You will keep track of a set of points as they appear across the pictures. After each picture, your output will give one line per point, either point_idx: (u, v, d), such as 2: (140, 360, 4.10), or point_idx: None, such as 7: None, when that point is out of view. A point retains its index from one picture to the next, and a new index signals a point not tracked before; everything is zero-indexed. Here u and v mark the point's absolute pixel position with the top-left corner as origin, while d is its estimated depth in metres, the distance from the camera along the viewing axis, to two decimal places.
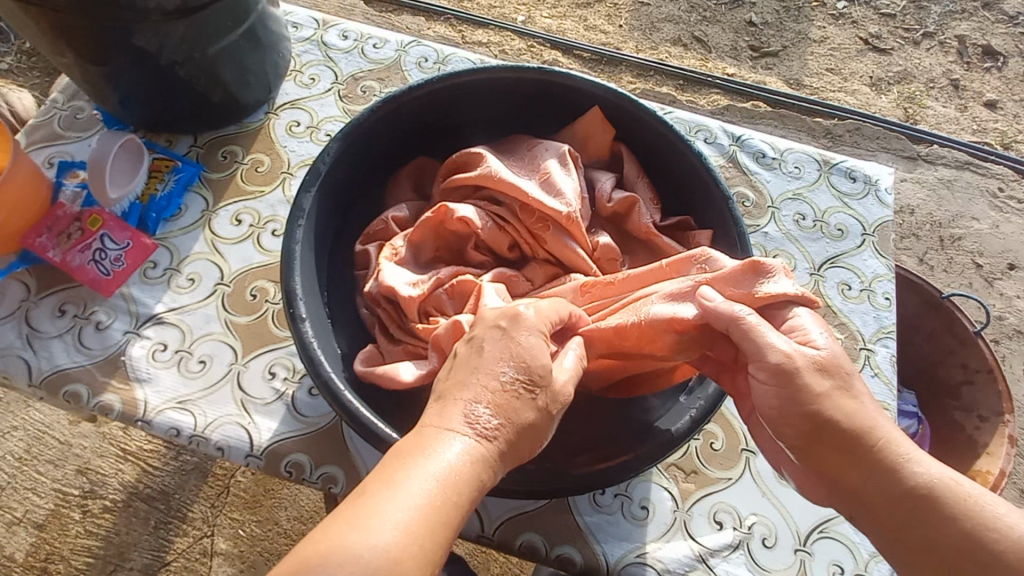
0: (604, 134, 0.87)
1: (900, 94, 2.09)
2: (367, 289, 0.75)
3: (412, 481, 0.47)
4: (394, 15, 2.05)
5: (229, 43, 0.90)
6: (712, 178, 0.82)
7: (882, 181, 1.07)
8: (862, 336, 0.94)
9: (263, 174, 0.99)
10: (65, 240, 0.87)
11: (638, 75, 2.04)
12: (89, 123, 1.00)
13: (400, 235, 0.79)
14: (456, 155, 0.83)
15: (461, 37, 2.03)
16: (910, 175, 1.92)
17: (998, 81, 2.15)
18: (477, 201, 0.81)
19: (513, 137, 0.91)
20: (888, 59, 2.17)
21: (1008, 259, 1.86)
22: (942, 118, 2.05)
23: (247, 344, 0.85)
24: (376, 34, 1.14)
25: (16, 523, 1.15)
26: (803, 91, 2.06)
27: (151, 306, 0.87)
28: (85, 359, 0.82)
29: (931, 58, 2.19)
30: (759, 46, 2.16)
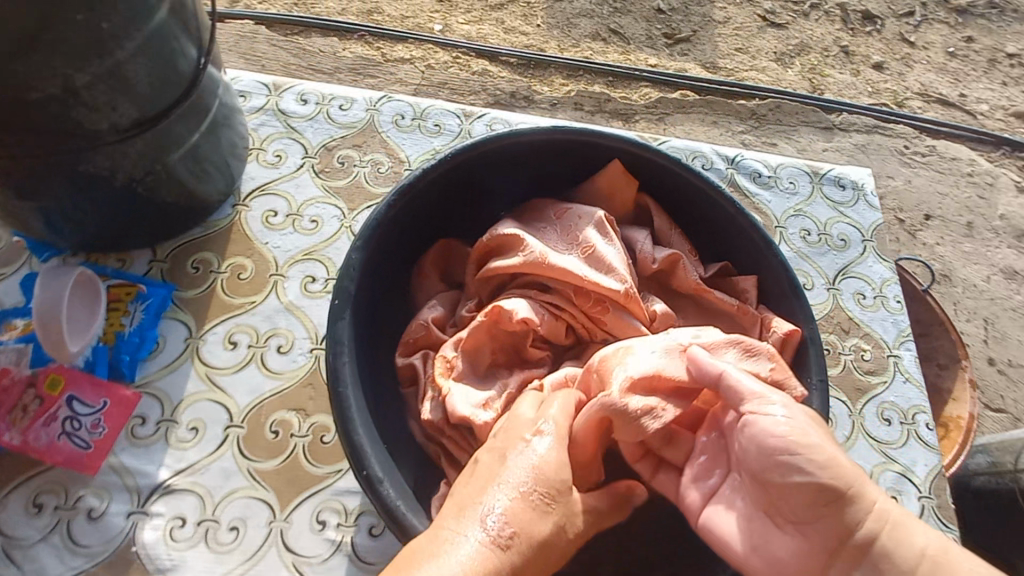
0: (628, 189, 0.84)
1: (803, 66, 2.08)
2: (427, 417, 0.67)
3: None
4: (302, 36, 1.76)
5: (193, 146, 0.79)
6: (751, 222, 0.81)
7: (867, 184, 1.11)
8: (887, 343, 0.98)
9: (249, 282, 0.85)
10: (21, 416, 0.70)
11: (568, 75, 1.90)
12: (11, 254, 0.81)
13: (448, 342, 0.71)
14: (488, 239, 0.76)
15: (382, 56, 1.77)
16: (830, 144, 1.88)
17: (880, 43, 2.17)
18: (524, 290, 0.74)
19: (534, 203, 0.85)
20: (785, 33, 2.17)
21: (924, 210, 1.80)
22: (842, 84, 2.04)
23: (284, 494, 0.73)
24: (339, 93, 1.02)
25: None
26: (721, 74, 2.00)
27: (154, 474, 0.72)
28: (84, 561, 0.67)
29: (820, 28, 2.21)
30: (672, 33, 2.08)
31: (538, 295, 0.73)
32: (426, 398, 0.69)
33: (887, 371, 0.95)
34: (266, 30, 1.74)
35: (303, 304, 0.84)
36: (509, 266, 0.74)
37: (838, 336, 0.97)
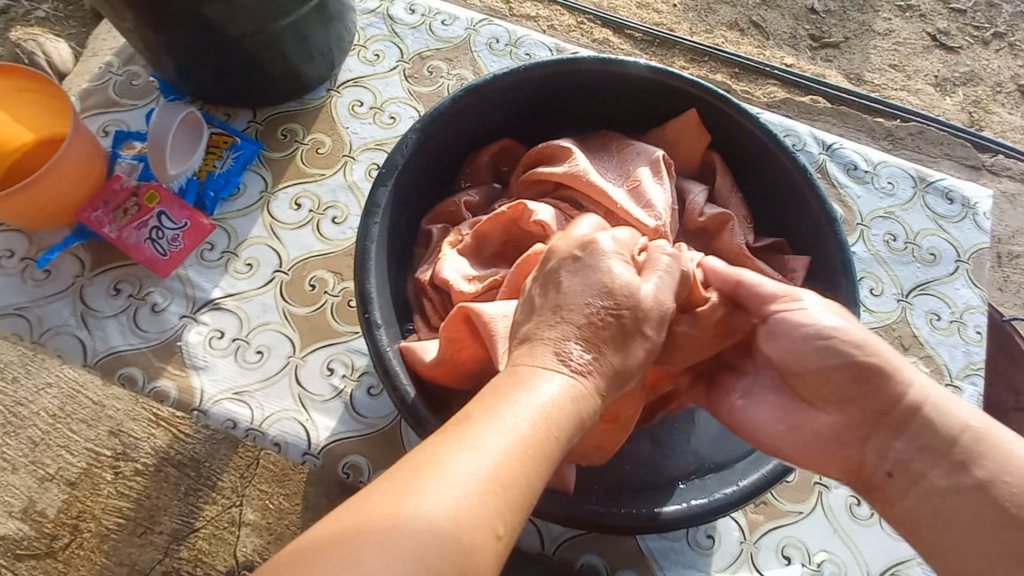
0: (698, 141, 0.82)
1: (966, 97, 1.87)
2: (420, 276, 0.75)
3: (481, 447, 0.38)
4: None
5: (300, 17, 0.86)
6: (820, 199, 0.75)
7: (981, 205, 0.99)
8: (950, 372, 0.87)
9: (324, 157, 0.94)
10: (121, 216, 0.84)
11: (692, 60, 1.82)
12: (144, 90, 0.96)
13: (467, 223, 0.77)
14: (542, 147, 0.79)
15: (509, 10, 1.80)
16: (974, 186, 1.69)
17: None
18: (557, 202, 0.77)
19: (603, 133, 0.85)
20: (955, 58, 1.93)
21: None
22: (1007, 126, 1.83)
23: (306, 337, 0.82)
24: (444, 10, 1.07)
25: (49, 479, 1.18)
26: (865, 88, 1.84)
27: (209, 291, 0.84)
28: (141, 342, 0.80)
29: (1000, 60, 1.95)
30: (820, 36, 1.92)
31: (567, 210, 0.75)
32: (430, 263, 0.76)
33: None
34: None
35: (363, 186, 0.92)
36: (553, 174, 0.76)
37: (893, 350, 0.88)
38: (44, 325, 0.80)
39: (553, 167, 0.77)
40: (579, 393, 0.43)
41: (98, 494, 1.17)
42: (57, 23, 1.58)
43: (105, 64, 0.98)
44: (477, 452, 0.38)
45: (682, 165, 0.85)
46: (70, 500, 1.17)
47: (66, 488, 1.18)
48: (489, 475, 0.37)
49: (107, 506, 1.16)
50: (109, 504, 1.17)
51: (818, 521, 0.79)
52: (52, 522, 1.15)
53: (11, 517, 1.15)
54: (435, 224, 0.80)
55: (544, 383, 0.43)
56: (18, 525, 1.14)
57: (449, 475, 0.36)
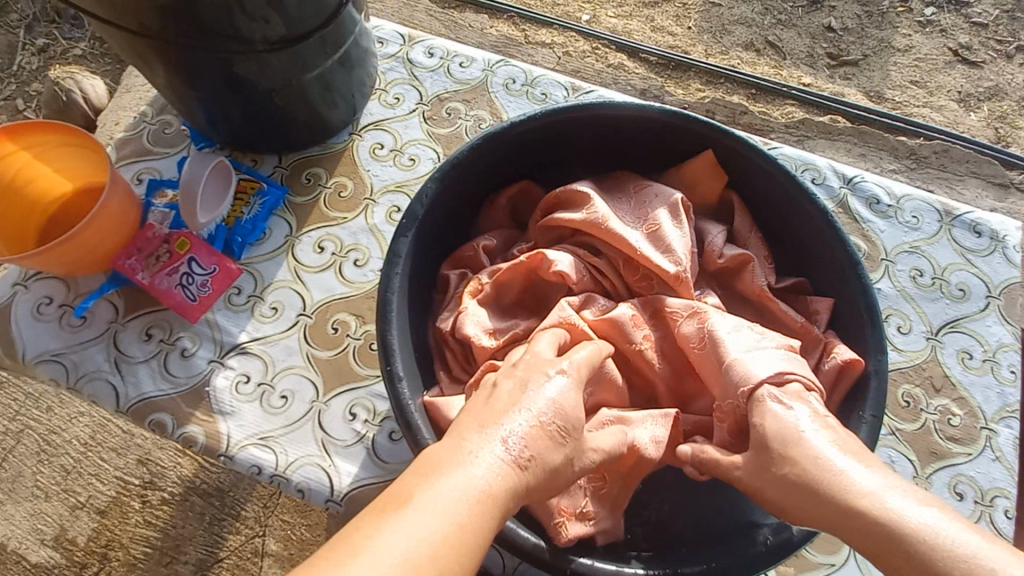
0: (713, 182, 0.82)
1: (991, 112, 1.83)
2: (441, 326, 0.76)
3: (406, 527, 0.44)
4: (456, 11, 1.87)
5: (325, 69, 0.89)
6: (842, 242, 0.73)
7: (1011, 237, 0.96)
8: (984, 414, 0.85)
9: (346, 200, 0.96)
10: (154, 263, 0.87)
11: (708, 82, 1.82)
12: (176, 138, 1.00)
13: (485, 270, 0.77)
14: (559, 191, 0.79)
15: (525, 37, 1.83)
16: (1002, 205, 1.64)
17: None
18: (577, 247, 0.77)
19: (619, 174, 0.86)
20: (978, 73, 1.90)
21: None
22: None
23: (329, 381, 0.84)
24: (462, 51, 1.10)
25: (79, 507, 1.20)
26: (885, 106, 1.82)
27: (235, 335, 0.86)
28: (170, 387, 0.82)
29: None
30: (838, 55, 1.91)
31: (586, 258, 0.77)
32: (450, 311, 0.77)
33: (974, 444, 0.83)
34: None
35: (384, 228, 0.94)
36: (572, 221, 0.77)
37: (923, 392, 0.86)
38: (80, 370, 0.83)
39: (572, 214, 0.77)
40: (508, 477, 0.51)
41: (126, 523, 1.19)
42: (94, 62, 1.66)
43: (139, 113, 1.03)
44: (403, 530, 0.44)
45: (698, 205, 0.85)
46: (99, 529, 1.19)
47: (95, 517, 1.20)
48: (410, 556, 0.43)
49: (134, 535, 1.18)
50: (136, 532, 1.19)
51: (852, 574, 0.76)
52: (82, 550, 1.18)
53: (44, 544, 1.18)
54: (454, 270, 0.81)
55: (472, 464, 0.50)
56: (49, 553, 1.17)
57: (370, 560, 0.42)
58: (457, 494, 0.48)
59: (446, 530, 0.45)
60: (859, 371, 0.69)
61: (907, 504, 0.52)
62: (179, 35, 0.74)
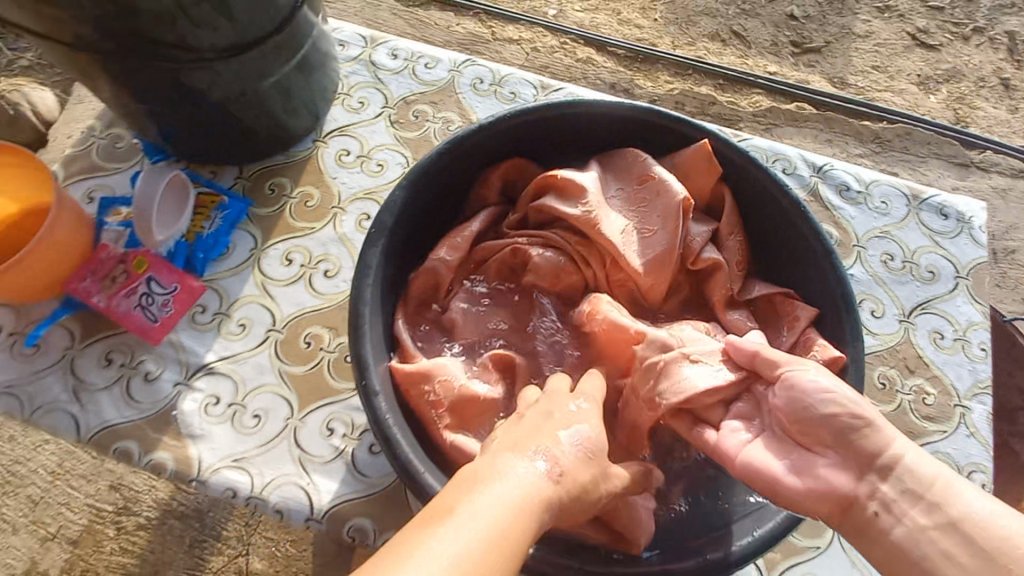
0: (706, 177, 0.79)
1: (950, 94, 1.87)
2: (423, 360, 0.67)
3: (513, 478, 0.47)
4: (421, 9, 1.82)
5: (282, 75, 0.86)
6: (817, 233, 0.74)
7: (977, 218, 0.98)
8: (957, 391, 0.87)
9: (313, 209, 0.93)
10: (110, 284, 0.82)
11: (676, 73, 1.82)
12: (129, 153, 0.95)
13: (473, 260, 0.77)
14: (559, 178, 0.74)
15: (491, 34, 1.80)
16: (962, 183, 1.69)
17: None
18: (563, 236, 0.74)
19: (626, 151, 0.79)
20: (936, 55, 1.94)
21: None
22: (993, 121, 1.84)
23: (304, 397, 0.81)
24: (426, 51, 1.07)
25: (49, 539, 1.21)
26: (848, 92, 1.84)
27: (202, 356, 0.82)
28: (135, 413, 0.78)
29: (981, 55, 1.96)
30: (801, 42, 1.93)
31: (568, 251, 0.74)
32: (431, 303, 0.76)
33: (949, 422, 0.86)
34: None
35: (355, 238, 0.91)
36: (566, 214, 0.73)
37: (898, 373, 0.88)
38: (36, 402, 0.78)
39: (567, 208, 0.73)
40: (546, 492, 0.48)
41: (100, 551, 1.20)
42: (42, 73, 1.59)
43: (87, 127, 0.97)
44: (503, 485, 0.46)
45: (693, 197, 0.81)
46: (72, 559, 1.20)
47: (67, 547, 1.21)
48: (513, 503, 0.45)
49: (109, 563, 1.19)
50: (111, 560, 1.19)
51: (835, 556, 0.79)
52: None
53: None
54: (442, 254, 0.75)
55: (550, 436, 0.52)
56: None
57: (477, 507, 0.44)
58: (571, 457, 0.51)
59: (542, 490, 0.47)
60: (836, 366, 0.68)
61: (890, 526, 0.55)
62: (120, 44, 0.69)
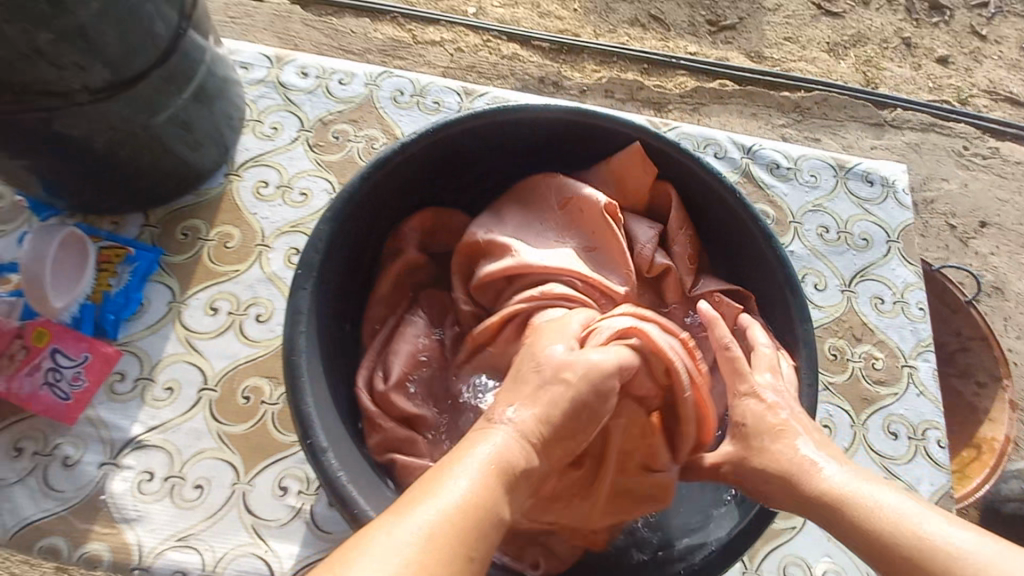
0: (641, 179, 0.77)
1: (858, 58, 1.74)
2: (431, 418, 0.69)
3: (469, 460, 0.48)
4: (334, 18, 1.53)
5: (178, 107, 0.80)
6: (754, 217, 0.72)
7: (899, 181, 1.02)
8: (903, 353, 0.89)
9: (234, 251, 0.86)
10: (7, 364, 0.74)
11: (601, 62, 1.60)
12: (13, 212, 0.84)
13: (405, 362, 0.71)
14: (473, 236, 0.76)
15: (413, 38, 1.52)
16: (881, 143, 1.57)
17: (948, 36, 1.83)
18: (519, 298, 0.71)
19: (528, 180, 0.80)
20: (843, 22, 1.82)
21: (979, 217, 1.55)
22: (900, 79, 1.71)
23: (249, 458, 0.74)
24: (340, 68, 1.01)
25: None
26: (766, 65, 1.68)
27: (127, 429, 0.74)
28: (57, 505, 0.70)
29: (883, 17, 1.84)
30: (716, 20, 1.75)
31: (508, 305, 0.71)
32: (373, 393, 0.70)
33: (899, 383, 0.87)
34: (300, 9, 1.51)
35: (284, 275, 0.85)
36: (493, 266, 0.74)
37: (847, 342, 0.90)
38: None
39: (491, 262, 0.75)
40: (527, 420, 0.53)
41: None
42: None
43: None
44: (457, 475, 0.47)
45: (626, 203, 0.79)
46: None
47: None
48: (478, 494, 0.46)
49: None
50: None
51: (812, 532, 0.78)
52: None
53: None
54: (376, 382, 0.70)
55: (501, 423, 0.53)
56: None
57: (454, 474, 0.47)
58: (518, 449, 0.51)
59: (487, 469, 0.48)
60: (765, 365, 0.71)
61: (916, 513, 0.49)
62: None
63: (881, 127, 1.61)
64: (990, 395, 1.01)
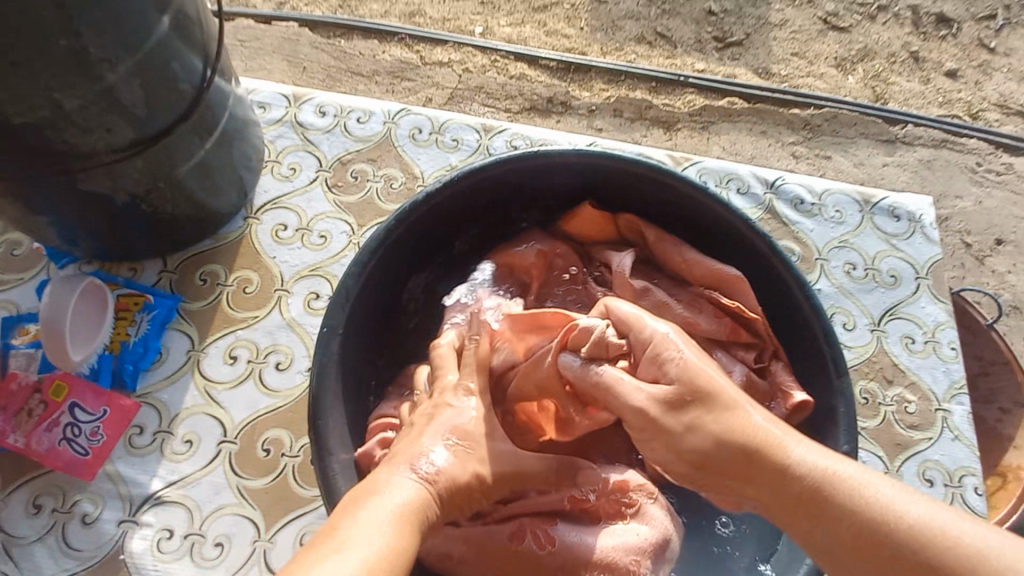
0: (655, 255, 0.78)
1: (871, 72, 1.48)
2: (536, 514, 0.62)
3: (374, 516, 0.47)
4: (342, 40, 1.36)
5: (202, 157, 0.79)
6: (798, 279, 0.68)
7: (925, 215, 1.00)
8: (936, 396, 0.86)
9: (254, 296, 0.85)
10: (26, 420, 0.73)
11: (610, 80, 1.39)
12: (31, 259, 0.84)
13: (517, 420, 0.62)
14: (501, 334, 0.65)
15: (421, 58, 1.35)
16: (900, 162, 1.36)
17: (954, 50, 1.54)
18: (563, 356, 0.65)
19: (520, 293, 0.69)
20: (847, 37, 1.53)
21: (994, 232, 1.34)
22: (912, 94, 1.46)
23: (268, 514, 0.73)
24: (357, 106, 1.01)
25: None
26: (773, 82, 1.43)
27: (146, 484, 0.73)
28: (76, 565, 0.69)
29: (886, 33, 1.56)
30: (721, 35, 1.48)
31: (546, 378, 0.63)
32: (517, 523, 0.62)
33: (932, 428, 0.84)
34: (308, 32, 1.36)
35: (304, 321, 0.84)
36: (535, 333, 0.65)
37: (878, 385, 0.87)
38: None
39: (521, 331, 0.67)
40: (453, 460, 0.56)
41: None
42: None
43: None
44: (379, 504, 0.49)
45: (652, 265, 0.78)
46: None
47: None
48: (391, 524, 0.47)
49: None
50: None
51: None
52: None
53: None
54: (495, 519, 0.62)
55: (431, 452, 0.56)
56: None
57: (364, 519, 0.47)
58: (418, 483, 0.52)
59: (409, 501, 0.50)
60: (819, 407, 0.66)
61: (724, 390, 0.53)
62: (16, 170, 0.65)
63: (894, 144, 1.38)
64: (1014, 418, 0.93)
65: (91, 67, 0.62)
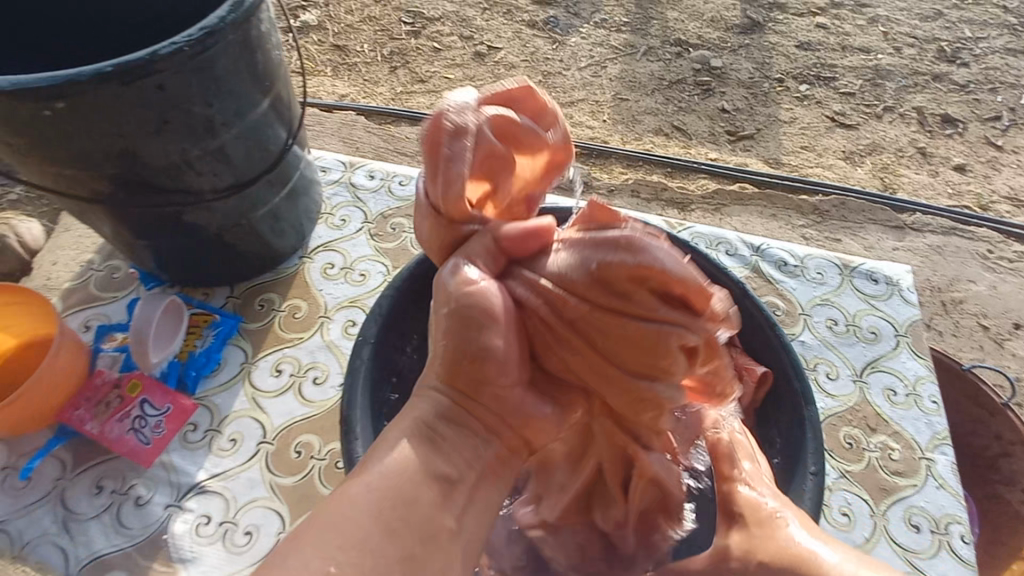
0: None
1: (876, 165, 1.63)
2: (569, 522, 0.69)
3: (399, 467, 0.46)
4: (394, 126, 1.61)
5: (274, 204, 0.98)
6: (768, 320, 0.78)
7: (903, 280, 1.09)
8: (919, 445, 0.92)
9: (301, 320, 0.99)
10: (104, 411, 0.86)
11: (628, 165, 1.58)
12: (126, 281, 1.02)
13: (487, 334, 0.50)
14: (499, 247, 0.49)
15: None
16: (904, 243, 1.46)
17: (963, 146, 1.69)
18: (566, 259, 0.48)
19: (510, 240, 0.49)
20: (859, 133, 1.70)
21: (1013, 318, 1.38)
22: (920, 185, 1.59)
23: (294, 510, 0.82)
24: (400, 172, 1.21)
25: None
26: (784, 170, 1.59)
27: (193, 474, 0.84)
28: (124, 542, 0.79)
29: (896, 129, 1.73)
30: (734, 129, 1.68)
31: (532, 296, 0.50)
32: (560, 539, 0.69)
33: (917, 475, 0.90)
34: (365, 118, 1.62)
35: (342, 344, 0.97)
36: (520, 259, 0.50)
37: (862, 432, 0.93)
38: (23, 538, 0.79)
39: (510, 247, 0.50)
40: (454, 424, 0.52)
41: None
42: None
43: (86, 262, 1.05)
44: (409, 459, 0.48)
45: None
46: None
47: None
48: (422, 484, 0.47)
49: None
50: None
51: None
52: None
53: None
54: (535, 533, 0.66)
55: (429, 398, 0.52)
56: None
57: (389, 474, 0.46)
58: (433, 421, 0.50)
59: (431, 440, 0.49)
60: (793, 431, 0.73)
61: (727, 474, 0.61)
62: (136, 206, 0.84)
63: (902, 230, 1.49)
64: None
65: (211, 131, 0.81)
